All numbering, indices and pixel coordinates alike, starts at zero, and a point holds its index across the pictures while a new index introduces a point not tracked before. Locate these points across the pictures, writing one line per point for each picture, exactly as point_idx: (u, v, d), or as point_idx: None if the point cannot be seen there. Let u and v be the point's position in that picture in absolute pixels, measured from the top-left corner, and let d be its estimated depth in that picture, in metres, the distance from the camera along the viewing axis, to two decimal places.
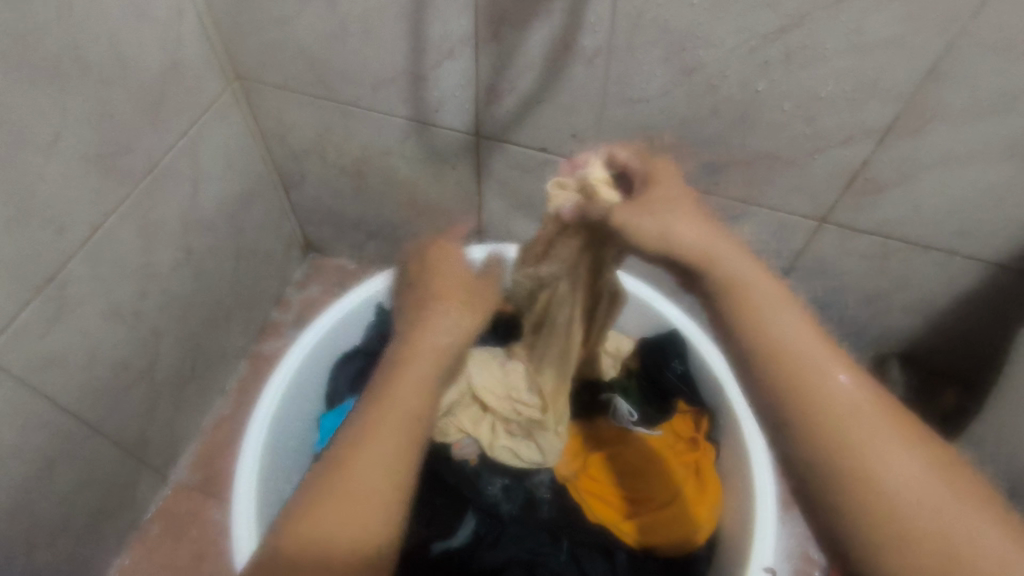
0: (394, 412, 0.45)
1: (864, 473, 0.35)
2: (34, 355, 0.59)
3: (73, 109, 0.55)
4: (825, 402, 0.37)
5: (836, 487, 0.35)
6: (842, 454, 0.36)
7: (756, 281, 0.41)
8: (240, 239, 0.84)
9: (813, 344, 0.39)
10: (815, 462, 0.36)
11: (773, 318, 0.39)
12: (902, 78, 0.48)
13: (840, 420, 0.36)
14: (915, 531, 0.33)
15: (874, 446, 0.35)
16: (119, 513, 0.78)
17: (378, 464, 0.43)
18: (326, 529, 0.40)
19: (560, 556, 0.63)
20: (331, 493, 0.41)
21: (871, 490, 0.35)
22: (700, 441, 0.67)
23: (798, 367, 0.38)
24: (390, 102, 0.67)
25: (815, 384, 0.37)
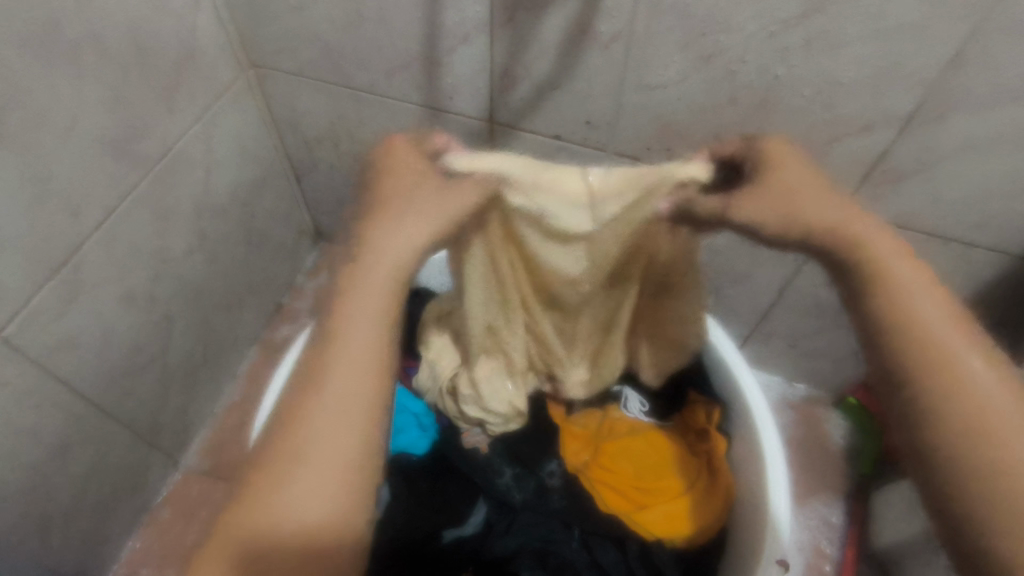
0: (341, 369, 0.48)
1: (973, 434, 0.37)
2: (48, 338, 0.59)
3: (90, 92, 0.55)
4: (941, 364, 0.39)
5: (946, 444, 0.38)
6: (962, 430, 0.38)
7: (886, 240, 0.43)
8: (252, 226, 0.84)
9: (936, 308, 0.40)
10: (939, 436, 0.38)
11: (912, 296, 0.41)
12: (925, 64, 0.47)
13: (956, 383, 0.38)
14: (1018, 494, 0.35)
15: (985, 408, 0.38)
16: (131, 497, 0.78)
17: (322, 435, 0.46)
18: (280, 501, 0.44)
19: (572, 543, 0.64)
20: (280, 458, 0.45)
21: (978, 450, 0.37)
22: (712, 432, 0.66)
23: (926, 329, 0.40)
24: (404, 87, 0.67)
25: (936, 344, 0.39)
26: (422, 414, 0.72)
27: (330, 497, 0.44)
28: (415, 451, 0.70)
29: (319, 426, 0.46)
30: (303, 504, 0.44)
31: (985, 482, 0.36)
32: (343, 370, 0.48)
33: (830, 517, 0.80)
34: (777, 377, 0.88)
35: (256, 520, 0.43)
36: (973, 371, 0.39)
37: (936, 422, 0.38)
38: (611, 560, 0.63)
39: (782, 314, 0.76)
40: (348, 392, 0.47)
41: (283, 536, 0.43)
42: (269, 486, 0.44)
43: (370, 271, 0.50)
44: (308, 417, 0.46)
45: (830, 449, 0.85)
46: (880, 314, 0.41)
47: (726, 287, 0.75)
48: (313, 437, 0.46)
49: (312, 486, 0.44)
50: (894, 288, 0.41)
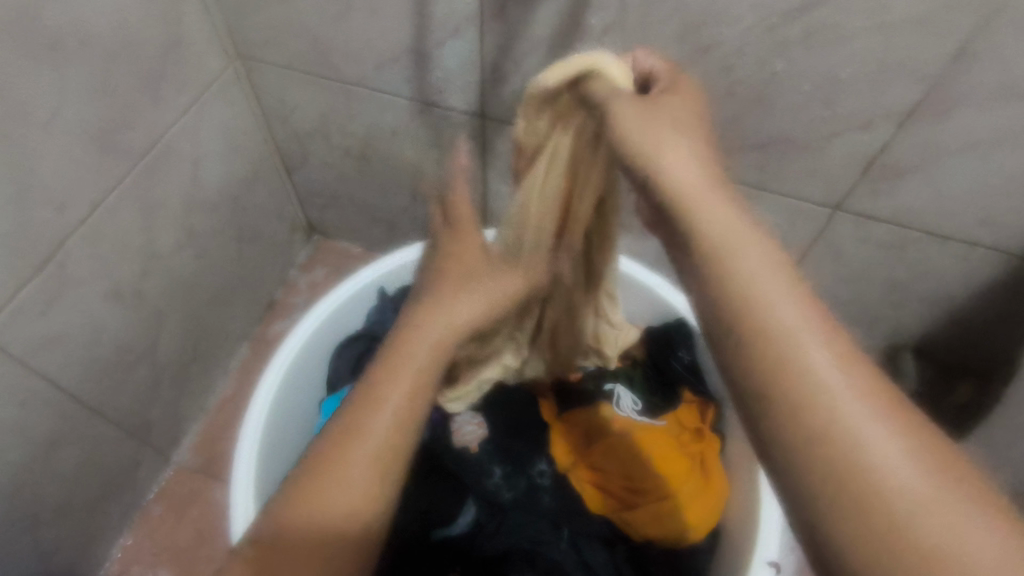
0: (404, 368, 0.47)
1: (863, 496, 0.27)
2: (34, 335, 0.58)
3: (73, 84, 0.54)
4: (808, 408, 0.30)
5: (835, 523, 0.28)
6: (836, 495, 0.28)
7: (747, 244, 0.34)
8: (242, 220, 0.83)
9: (805, 336, 0.31)
10: (809, 502, 0.29)
11: (768, 298, 0.32)
12: (927, 58, 0.46)
13: (831, 431, 0.29)
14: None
15: (868, 460, 0.28)
16: (121, 494, 0.78)
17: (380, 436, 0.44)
18: (325, 496, 0.42)
19: (561, 544, 0.62)
20: (334, 451, 0.43)
21: (863, 521, 0.27)
22: (705, 432, 0.66)
23: (788, 363, 0.31)
24: (395, 80, 0.65)
25: (797, 367, 0.30)
26: None
27: (370, 498, 0.43)
28: None
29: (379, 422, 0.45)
30: (348, 504, 0.42)
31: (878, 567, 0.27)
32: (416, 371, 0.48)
33: None
34: None
35: (304, 512, 0.41)
36: (854, 414, 0.29)
37: (817, 489, 0.29)
38: (601, 561, 0.61)
39: None
40: (409, 399, 0.46)
41: (321, 536, 0.41)
42: (313, 483, 0.42)
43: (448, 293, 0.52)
44: (371, 411, 0.45)
45: None
46: (736, 347, 0.33)
47: None
48: (366, 435, 0.44)
49: (358, 487, 0.42)
50: (756, 305, 0.32)
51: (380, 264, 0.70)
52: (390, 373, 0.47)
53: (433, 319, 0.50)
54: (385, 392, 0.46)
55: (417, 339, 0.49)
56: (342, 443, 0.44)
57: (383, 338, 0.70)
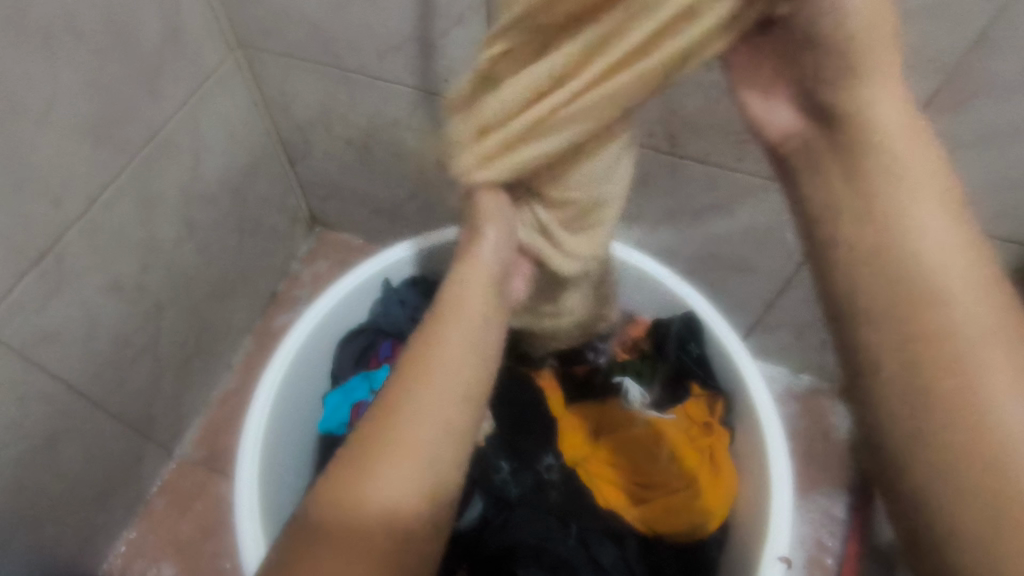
0: (440, 345, 0.45)
1: (964, 401, 0.32)
2: (33, 329, 0.57)
3: (68, 75, 0.53)
4: (942, 343, 0.33)
5: (927, 446, 0.32)
6: (943, 393, 0.32)
7: (913, 173, 0.35)
8: (244, 212, 0.82)
9: (952, 275, 0.34)
10: (899, 409, 0.33)
11: (914, 209, 0.35)
12: (946, 46, 0.44)
13: (948, 364, 0.33)
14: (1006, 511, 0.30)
15: (982, 396, 0.31)
16: (125, 488, 0.78)
17: (426, 418, 0.41)
18: (374, 483, 0.38)
19: (569, 540, 0.61)
20: (377, 438, 0.40)
21: (960, 447, 0.31)
22: (714, 425, 0.65)
23: (931, 295, 0.34)
24: (398, 69, 0.64)
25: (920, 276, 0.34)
26: None
27: (426, 485, 0.39)
28: None
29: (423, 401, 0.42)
30: (399, 493, 0.38)
31: (959, 489, 0.31)
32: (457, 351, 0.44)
33: (833, 510, 0.79)
34: (783, 368, 0.86)
35: (349, 504, 0.38)
36: (971, 333, 0.33)
37: (912, 410, 0.33)
38: (610, 556, 0.60)
39: (789, 304, 0.74)
40: (451, 377, 0.43)
41: (372, 527, 0.38)
42: (353, 473, 0.39)
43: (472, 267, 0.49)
44: (410, 392, 0.42)
45: (835, 443, 0.84)
46: (861, 277, 0.36)
47: (731, 276, 0.73)
48: (412, 421, 0.41)
49: (410, 475, 0.39)
50: (903, 241, 0.35)
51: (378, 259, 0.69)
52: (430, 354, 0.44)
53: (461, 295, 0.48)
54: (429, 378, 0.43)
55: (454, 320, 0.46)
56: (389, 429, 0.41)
57: (388, 330, 0.70)
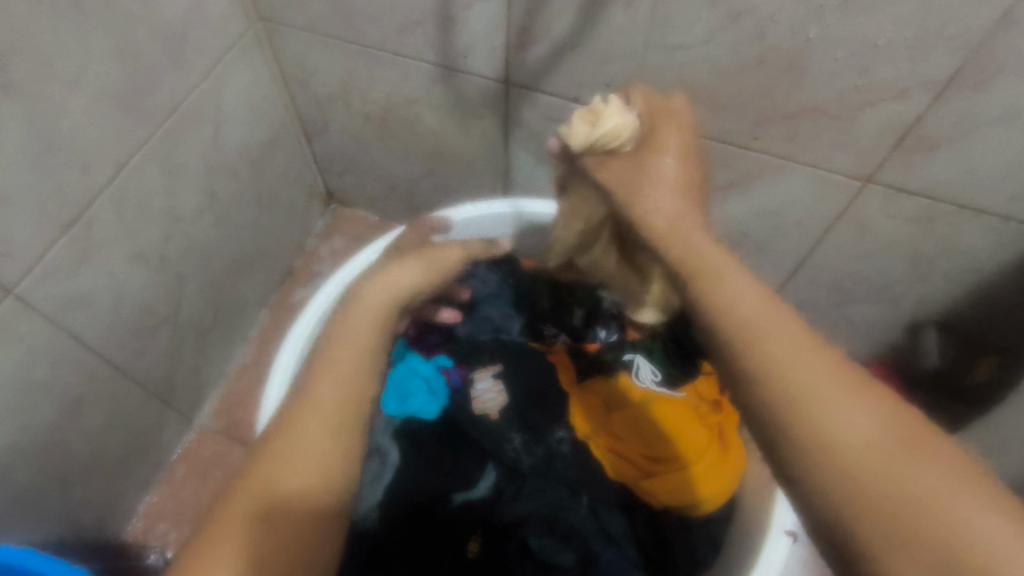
0: (337, 362, 0.50)
1: (797, 402, 0.30)
2: (64, 295, 0.59)
3: (97, 42, 0.53)
4: (757, 356, 0.32)
5: (806, 463, 0.29)
6: (775, 405, 0.31)
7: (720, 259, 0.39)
8: (262, 187, 0.83)
9: (757, 308, 0.34)
10: (761, 416, 0.31)
11: (728, 281, 0.36)
12: (968, 23, 0.44)
13: (766, 369, 0.32)
14: (896, 510, 0.27)
15: (826, 394, 0.30)
16: (146, 453, 0.80)
17: (323, 427, 0.46)
18: (275, 476, 0.43)
19: (580, 510, 0.64)
20: (269, 448, 0.45)
21: (823, 456, 0.29)
22: (723, 403, 0.68)
23: (745, 322, 0.34)
24: (418, 46, 0.65)
25: (743, 317, 0.34)
26: (432, 377, 0.71)
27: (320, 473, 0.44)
28: (426, 412, 0.69)
29: (321, 410, 0.47)
30: (298, 482, 0.43)
31: (844, 501, 0.28)
32: (335, 384, 0.49)
33: None
34: None
35: (268, 492, 0.42)
36: (769, 343, 0.32)
37: (781, 422, 0.30)
38: (618, 526, 0.63)
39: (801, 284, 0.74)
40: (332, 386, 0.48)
41: (283, 515, 0.42)
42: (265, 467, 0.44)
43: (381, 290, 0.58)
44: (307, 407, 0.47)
45: None
46: (727, 333, 0.34)
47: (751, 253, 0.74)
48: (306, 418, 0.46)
49: (306, 466, 0.44)
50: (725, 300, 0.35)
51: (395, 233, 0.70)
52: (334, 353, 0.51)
53: (375, 290, 0.58)
54: (328, 373, 0.49)
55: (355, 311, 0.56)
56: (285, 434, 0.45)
57: None
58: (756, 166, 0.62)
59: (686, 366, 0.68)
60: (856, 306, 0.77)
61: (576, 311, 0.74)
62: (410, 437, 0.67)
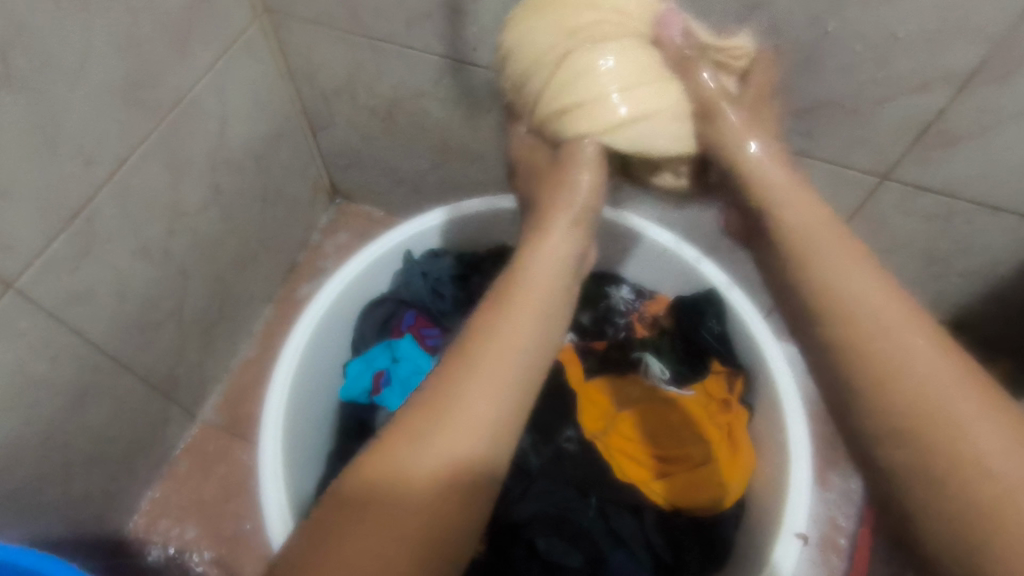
0: (500, 348, 0.42)
1: (920, 405, 0.34)
2: (66, 289, 0.58)
3: (100, 32, 0.52)
4: (872, 349, 0.37)
5: (894, 446, 0.35)
6: (902, 408, 0.35)
7: (826, 242, 0.41)
8: (267, 180, 0.82)
9: (877, 305, 0.38)
10: (878, 414, 0.36)
11: (849, 276, 0.39)
12: (993, 16, 0.43)
13: (896, 373, 0.36)
14: (972, 490, 0.32)
15: (937, 389, 0.34)
16: (149, 449, 0.79)
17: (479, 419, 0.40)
18: (413, 458, 0.38)
19: (588, 510, 0.62)
20: (418, 433, 0.39)
21: (947, 462, 0.33)
22: (732, 401, 0.65)
23: (856, 318, 0.38)
24: (426, 38, 0.63)
25: (860, 316, 0.38)
26: None
27: (465, 462, 0.39)
28: None
29: (479, 404, 0.40)
30: (433, 469, 0.38)
31: (948, 490, 0.32)
32: (498, 380, 0.41)
33: (852, 491, 0.79)
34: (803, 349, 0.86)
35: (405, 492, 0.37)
36: (895, 348, 0.36)
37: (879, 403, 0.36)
38: (627, 527, 0.61)
39: None
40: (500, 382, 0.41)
41: (411, 507, 0.37)
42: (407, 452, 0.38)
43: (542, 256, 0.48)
44: (465, 394, 0.40)
45: None
46: (849, 332, 0.38)
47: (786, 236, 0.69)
48: (454, 399, 0.40)
49: (450, 451, 0.38)
50: (845, 295, 0.39)
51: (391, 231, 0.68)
52: (484, 329, 0.43)
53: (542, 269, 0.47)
54: (483, 364, 0.41)
55: (518, 296, 0.45)
56: (428, 418, 0.39)
57: (409, 300, 0.71)
58: None
59: (698, 363, 0.69)
60: None
61: (584, 310, 0.73)
62: None
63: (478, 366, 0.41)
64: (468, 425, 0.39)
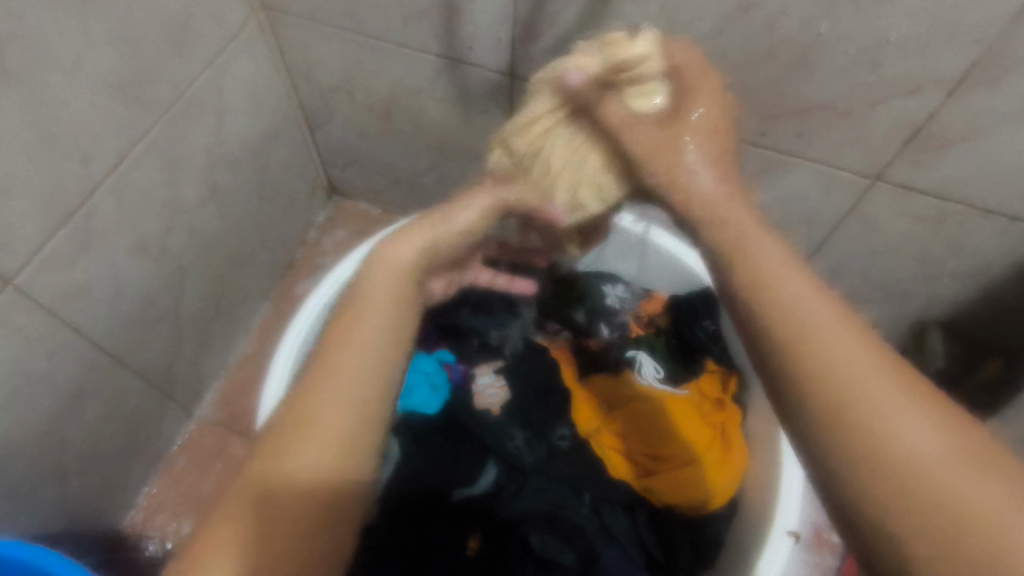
0: (345, 349, 0.45)
1: (856, 414, 0.32)
2: (63, 285, 0.59)
3: (97, 30, 0.53)
4: (808, 364, 0.34)
5: (842, 459, 0.32)
6: (842, 421, 0.32)
7: (770, 254, 0.39)
8: (265, 178, 0.83)
9: (817, 312, 0.35)
10: (820, 428, 0.33)
11: (782, 285, 0.37)
12: (986, 18, 0.43)
13: (830, 381, 0.33)
14: (931, 503, 0.29)
15: (872, 399, 0.32)
16: (146, 445, 0.80)
17: (330, 414, 0.42)
18: (281, 465, 0.41)
19: (582, 509, 0.63)
20: (268, 443, 0.42)
21: (890, 474, 0.30)
22: (726, 401, 0.66)
23: (791, 329, 0.35)
24: (422, 36, 0.64)
25: (795, 324, 0.35)
26: (433, 372, 0.70)
27: (332, 459, 0.42)
28: (425, 407, 0.68)
29: (328, 400, 0.43)
30: (315, 481, 0.41)
31: (890, 504, 0.30)
32: (353, 377, 0.44)
33: None
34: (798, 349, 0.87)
35: (262, 489, 0.41)
36: (830, 354, 0.34)
37: (832, 424, 0.32)
38: (622, 526, 0.63)
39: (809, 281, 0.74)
40: (351, 378, 0.44)
41: (294, 511, 0.41)
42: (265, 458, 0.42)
43: (387, 259, 0.50)
44: (317, 395, 0.43)
45: None
46: (784, 343, 0.35)
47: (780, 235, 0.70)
48: (324, 411, 0.42)
49: (317, 452, 0.41)
50: (781, 307, 0.36)
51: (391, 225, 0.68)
52: (340, 336, 0.46)
53: (385, 269, 0.49)
54: (334, 365, 0.44)
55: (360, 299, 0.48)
56: (284, 427, 0.42)
57: None
58: (765, 163, 0.62)
59: (692, 364, 0.69)
60: (863, 305, 0.76)
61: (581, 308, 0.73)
62: (407, 430, 0.66)
63: (361, 384, 0.44)
64: (324, 422, 0.42)
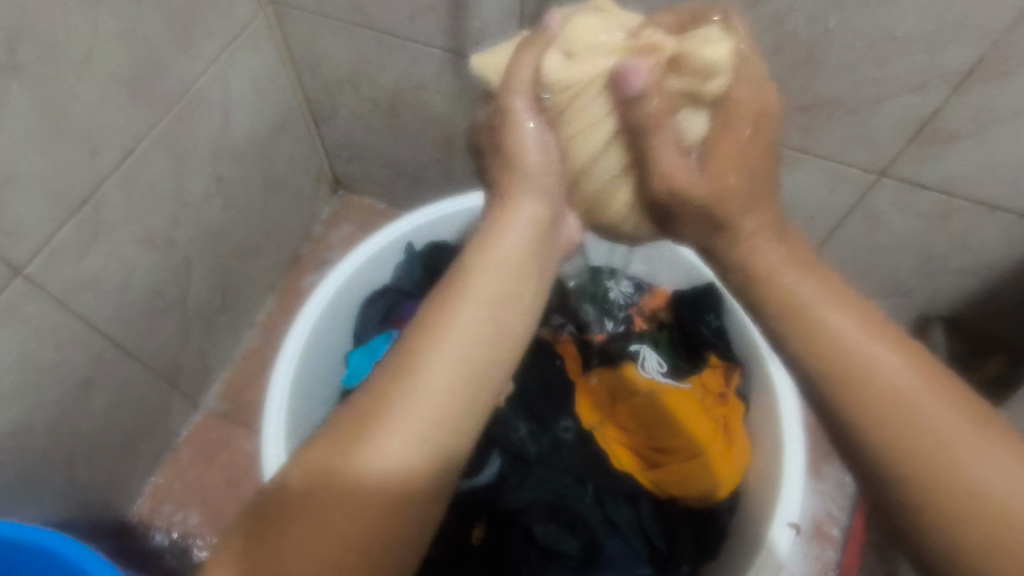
0: (451, 328, 0.39)
1: (922, 449, 0.33)
2: (72, 276, 0.59)
3: (108, 23, 0.53)
4: (857, 398, 0.35)
5: (902, 490, 0.33)
6: (908, 457, 0.33)
7: (785, 269, 0.41)
8: (271, 171, 0.83)
9: (850, 337, 0.37)
10: (884, 464, 0.34)
11: (822, 316, 0.38)
12: (990, 14, 0.43)
13: (886, 418, 0.34)
14: (1015, 542, 0.30)
15: (939, 437, 0.33)
16: (153, 436, 0.80)
17: (434, 402, 0.36)
18: (369, 455, 0.34)
19: (585, 499, 0.63)
20: (355, 425, 0.36)
21: (967, 511, 0.31)
22: (729, 396, 0.67)
23: (828, 349, 0.37)
24: (428, 31, 0.64)
25: (833, 350, 0.37)
26: None
27: (429, 456, 0.36)
28: None
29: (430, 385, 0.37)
30: (395, 462, 0.35)
31: (969, 539, 0.31)
32: (458, 361, 0.38)
33: (846, 484, 0.80)
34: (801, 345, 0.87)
35: (338, 482, 0.34)
36: (886, 386, 0.35)
37: (870, 435, 0.35)
38: (624, 517, 0.62)
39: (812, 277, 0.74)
40: (457, 362, 0.38)
41: (367, 502, 0.34)
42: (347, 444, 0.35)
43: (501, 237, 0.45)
44: (417, 376, 0.37)
45: None
46: (828, 366, 0.37)
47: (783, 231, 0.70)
48: (424, 396, 0.36)
49: (411, 446, 0.35)
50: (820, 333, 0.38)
51: (394, 220, 0.69)
52: (445, 314, 0.40)
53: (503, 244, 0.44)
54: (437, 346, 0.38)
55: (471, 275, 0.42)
56: (374, 411, 0.36)
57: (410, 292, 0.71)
58: None
59: (695, 360, 0.70)
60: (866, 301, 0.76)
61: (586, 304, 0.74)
62: None
63: (427, 351, 0.38)
64: (427, 409, 0.36)
